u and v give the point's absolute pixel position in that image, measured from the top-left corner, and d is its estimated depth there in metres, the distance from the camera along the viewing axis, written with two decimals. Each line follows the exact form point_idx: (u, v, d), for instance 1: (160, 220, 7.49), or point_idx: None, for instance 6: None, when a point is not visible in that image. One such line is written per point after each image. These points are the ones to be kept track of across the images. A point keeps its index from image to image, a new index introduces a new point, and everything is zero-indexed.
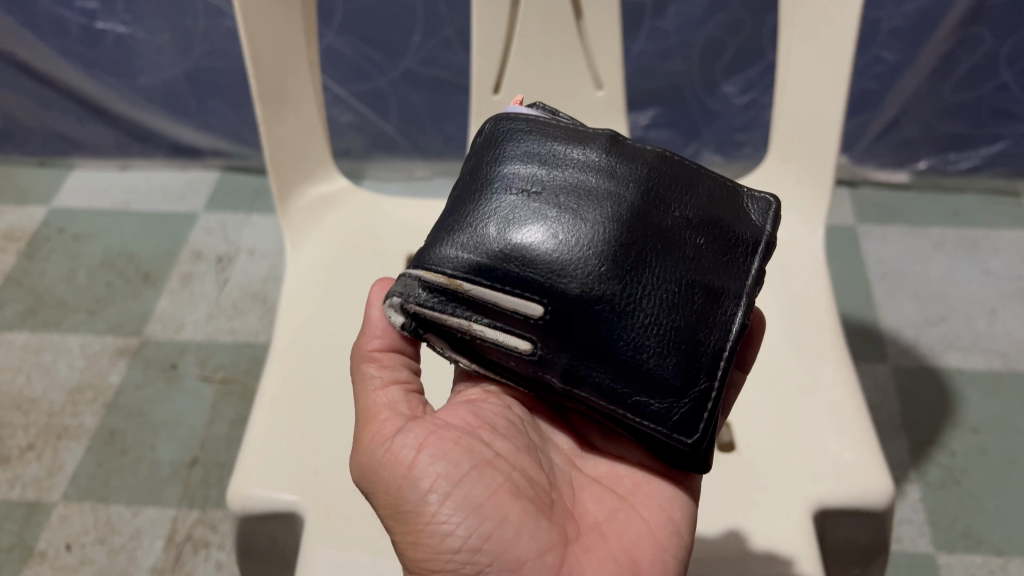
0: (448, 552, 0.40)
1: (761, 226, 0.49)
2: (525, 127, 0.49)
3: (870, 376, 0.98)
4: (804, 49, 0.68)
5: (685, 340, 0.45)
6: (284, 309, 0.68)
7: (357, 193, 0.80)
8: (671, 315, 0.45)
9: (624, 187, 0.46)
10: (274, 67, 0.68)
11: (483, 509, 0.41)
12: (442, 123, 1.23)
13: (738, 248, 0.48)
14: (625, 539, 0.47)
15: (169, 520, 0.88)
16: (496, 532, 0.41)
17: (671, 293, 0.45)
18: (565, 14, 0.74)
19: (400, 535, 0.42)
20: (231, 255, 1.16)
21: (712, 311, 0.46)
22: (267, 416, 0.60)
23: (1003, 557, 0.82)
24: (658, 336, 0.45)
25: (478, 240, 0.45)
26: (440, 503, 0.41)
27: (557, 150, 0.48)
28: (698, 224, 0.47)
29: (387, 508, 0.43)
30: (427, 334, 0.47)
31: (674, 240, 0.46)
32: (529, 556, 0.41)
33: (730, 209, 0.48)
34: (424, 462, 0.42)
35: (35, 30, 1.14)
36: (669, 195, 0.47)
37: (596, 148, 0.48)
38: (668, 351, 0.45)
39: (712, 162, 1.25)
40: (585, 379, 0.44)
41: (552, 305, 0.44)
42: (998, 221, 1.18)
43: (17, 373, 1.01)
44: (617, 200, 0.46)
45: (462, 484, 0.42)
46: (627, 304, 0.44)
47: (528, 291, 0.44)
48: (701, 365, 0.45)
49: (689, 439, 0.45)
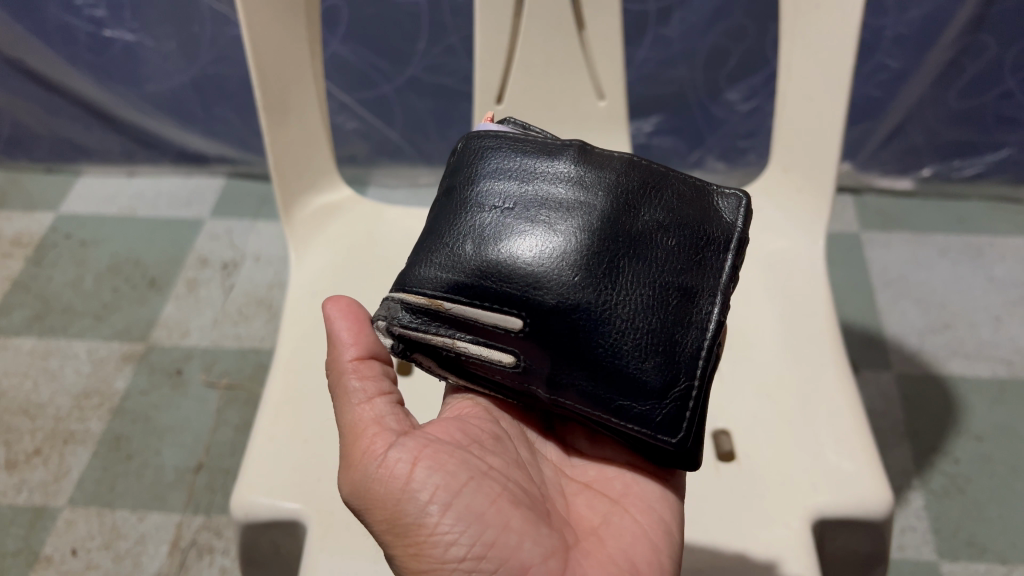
0: (453, 562, 0.40)
1: (732, 223, 0.49)
2: (497, 144, 0.50)
3: (874, 384, 0.98)
4: (804, 59, 0.68)
5: (664, 340, 0.45)
6: (286, 318, 0.69)
7: (361, 202, 0.80)
8: (646, 317, 0.45)
9: (595, 195, 0.47)
10: (277, 76, 0.69)
11: (484, 517, 0.41)
12: (447, 130, 1.24)
13: (711, 246, 0.48)
14: (622, 542, 0.47)
15: (174, 525, 0.88)
16: (500, 538, 0.41)
17: (646, 297, 0.46)
18: (568, 25, 0.74)
19: (400, 549, 0.42)
20: (237, 260, 1.17)
21: (687, 311, 0.46)
22: (269, 425, 0.61)
23: (1006, 566, 0.81)
24: (636, 339, 0.45)
25: (455, 259, 0.46)
26: (441, 514, 0.41)
27: (529, 165, 0.49)
28: (668, 227, 0.48)
29: (385, 523, 0.42)
30: (414, 354, 0.48)
31: (646, 244, 0.47)
32: (533, 561, 0.41)
33: (699, 207, 0.49)
34: (421, 475, 0.42)
35: (44, 38, 1.15)
36: (640, 200, 0.48)
37: (565, 160, 0.49)
38: (647, 354, 0.45)
39: (715, 169, 1.25)
40: (568, 386, 0.45)
41: (529, 318, 0.45)
42: (1002, 228, 1.18)
43: (25, 378, 1.02)
44: (586, 209, 0.47)
45: (462, 493, 0.42)
46: (603, 309, 0.45)
47: (505, 305, 0.45)
48: (680, 364, 0.45)
49: (675, 438, 0.45)
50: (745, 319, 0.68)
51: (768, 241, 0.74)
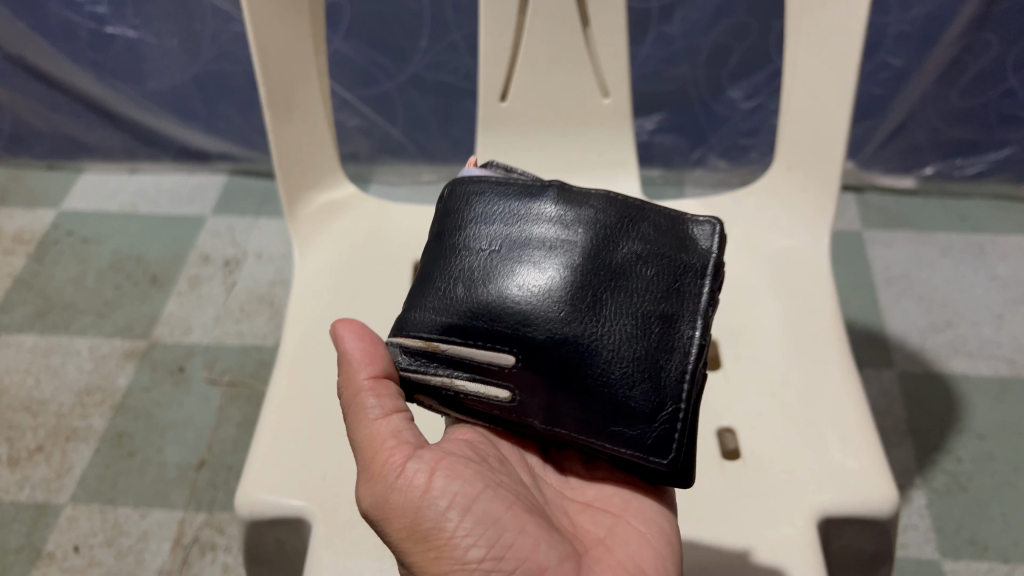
0: (472, 563, 0.40)
1: (708, 249, 0.47)
2: (476, 188, 0.51)
3: (876, 382, 0.98)
4: (810, 57, 0.68)
5: (647, 368, 0.45)
6: (290, 316, 0.69)
7: (365, 199, 0.80)
8: (629, 347, 0.45)
9: (572, 234, 0.47)
10: (281, 74, 0.69)
11: (501, 521, 0.42)
12: (449, 127, 1.24)
13: (688, 273, 0.47)
14: (629, 549, 0.47)
15: (176, 522, 0.88)
16: (517, 541, 0.41)
17: (628, 327, 0.46)
18: (572, 23, 0.74)
19: (419, 555, 0.42)
20: (238, 258, 1.17)
21: (669, 338, 0.46)
22: (274, 423, 0.61)
23: (1008, 564, 0.82)
24: (619, 369, 0.45)
25: (444, 303, 0.47)
26: (460, 518, 0.41)
27: (507, 207, 0.49)
28: (645, 258, 0.47)
29: (403, 531, 0.42)
30: (414, 394, 0.50)
31: (625, 277, 0.47)
32: (549, 563, 0.41)
33: (675, 236, 0.48)
34: (440, 483, 0.42)
35: (45, 35, 1.15)
36: (618, 234, 0.48)
37: (541, 200, 0.49)
38: (633, 382, 0.45)
39: (717, 167, 1.25)
40: (561, 415, 0.45)
41: (516, 354, 0.45)
42: (1004, 227, 1.18)
43: (26, 375, 1.02)
44: (564, 248, 0.47)
45: (480, 499, 0.42)
46: (587, 343, 0.45)
47: (494, 343, 0.46)
48: (665, 389, 0.45)
49: (665, 460, 0.44)
50: (750, 321, 0.68)
51: (772, 240, 0.74)
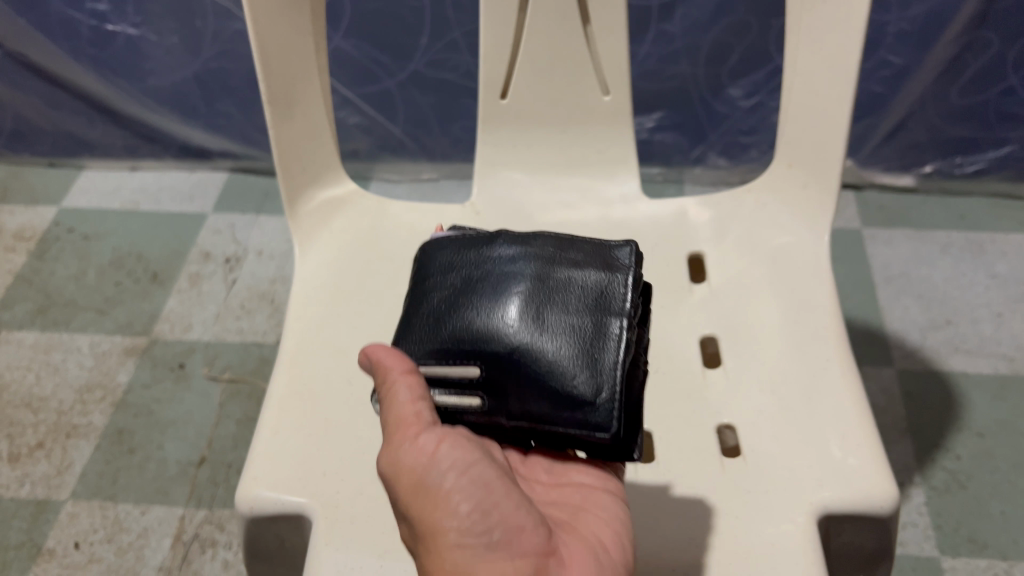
0: (461, 519, 0.43)
1: (629, 262, 0.52)
2: (430, 242, 0.57)
3: (875, 379, 0.98)
4: (810, 54, 0.68)
5: (584, 361, 0.48)
6: (290, 313, 0.69)
7: (365, 197, 0.80)
8: (565, 347, 0.48)
9: (508, 263, 0.52)
10: (282, 71, 0.69)
11: (491, 486, 0.44)
12: (449, 125, 1.24)
13: (612, 280, 0.51)
14: (592, 528, 0.49)
15: (176, 518, 0.89)
16: (502, 503, 0.44)
17: (562, 331, 0.49)
18: (573, 21, 0.74)
19: (418, 507, 0.45)
20: (239, 255, 1.17)
21: (601, 334, 0.49)
22: (274, 421, 0.61)
23: (1008, 562, 0.82)
24: (558, 367, 0.48)
25: (406, 337, 0.52)
26: (456, 479, 0.44)
27: (454, 250, 0.55)
28: (573, 275, 0.51)
29: (409, 486, 0.46)
30: None
31: (557, 291, 0.51)
32: (527, 524, 0.44)
33: (598, 255, 0.52)
34: (445, 449, 0.45)
35: (45, 32, 1.15)
36: (548, 259, 0.52)
37: (482, 241, 0.54)
38: (573, 374, 0.47)
39: (717, 165, 1.25)
40: (519, 414, 0.48)
41: (471, 368, 0.49)
42: (1003, 225, 1.18)
43: (27, 372, 1.02)
44: (502, 274, 0.52)
45: (476, 465, 0.45)
46: (527, 349, 0.48)
47: (451, 361, 0.49)
48: (602, 375, 0.47)
49: (610, 430, 0.46)
50: (750, 318, 0.68)
51: (773, 237, 0.74)
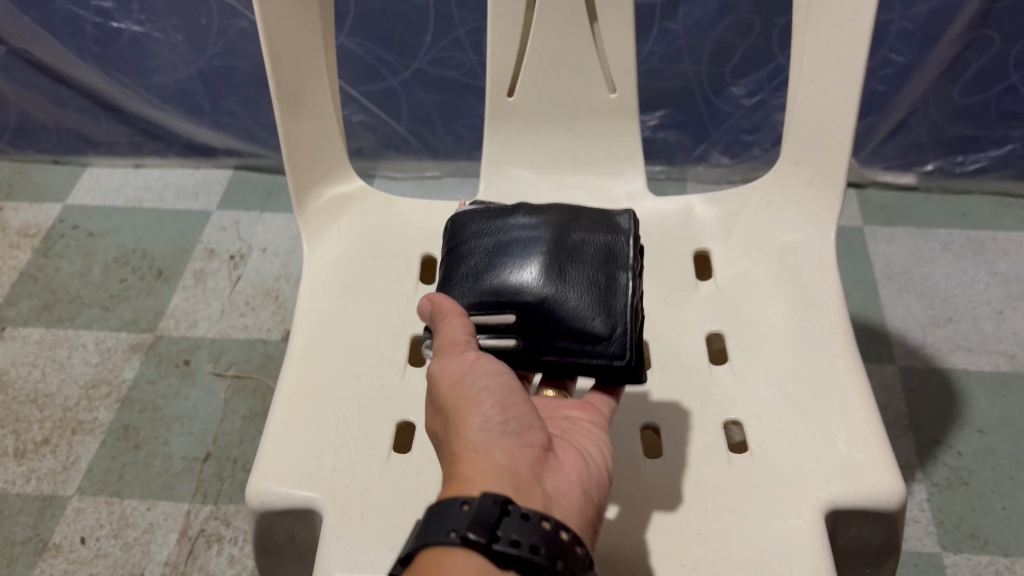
0: (485, 412, 0.46)
1: (630, 227, 0.57)
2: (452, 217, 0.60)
3: (877, 376, 0.99)
4: (816, 52, 0.69)
5: (599, 307, 0.52)
6: (299, 309, 0.69)
7: (373, 193, 0.80)
8: (582, 296, 0.52)
9: (526, 228, 0.56)
10: (292, 68, 0.69)
11: (518, 392, 0.47)
12: (453, 122, 1.24)
13: (618, 241, 0.55)
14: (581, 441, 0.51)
15: (182, 514, 0.89)
16: (525, 408, 0.47)
17: (579, 283, 0.53)
18: (579, 19, 0.75)
19: (448, 403, 0.47)
20: (243, 252, 1.17)
21: (612, 284, 0.53)
22: (284, 415, 0.62)
23: (1009, 557, 0.82)
24: (577, 313, 0.52)
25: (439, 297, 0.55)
26: (488, 380, 0.47)
27: (476, 222, 0.58)
28: (583, 237, 0.56)
29: (443, 386, 0.48)
30: None
31: (572, 250, 0.55)
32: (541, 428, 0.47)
33: (602, 220, 0.57)
34: (484, 361, 0.48)
35: (50, 29, 1.15)
36: (562, 224, 0.56)
37: (501, 212, 0.58)
38: (591, 318, 0.51)
39: (720, 163, 1.26)
40: (546, 353, 0.51)
41: (501, 317, 0.52)
42: (1004, 223, 1.18)
43: (32, 368, 1.03)
44: (523, 238, 0.56)
45: (506, 374, 0.48)
46: (550, 299, 0.52)
47: (484, 312, 0.53)
48: (615, 316, 0.52)
49: (623, 355, 0.50)
50: (756, 315, 0.69)
51: (778, 234, 0.74)
